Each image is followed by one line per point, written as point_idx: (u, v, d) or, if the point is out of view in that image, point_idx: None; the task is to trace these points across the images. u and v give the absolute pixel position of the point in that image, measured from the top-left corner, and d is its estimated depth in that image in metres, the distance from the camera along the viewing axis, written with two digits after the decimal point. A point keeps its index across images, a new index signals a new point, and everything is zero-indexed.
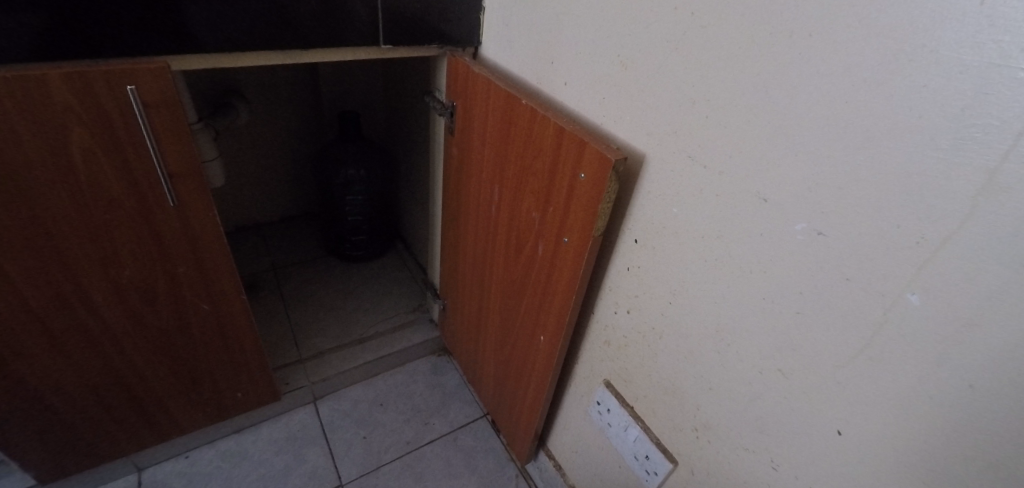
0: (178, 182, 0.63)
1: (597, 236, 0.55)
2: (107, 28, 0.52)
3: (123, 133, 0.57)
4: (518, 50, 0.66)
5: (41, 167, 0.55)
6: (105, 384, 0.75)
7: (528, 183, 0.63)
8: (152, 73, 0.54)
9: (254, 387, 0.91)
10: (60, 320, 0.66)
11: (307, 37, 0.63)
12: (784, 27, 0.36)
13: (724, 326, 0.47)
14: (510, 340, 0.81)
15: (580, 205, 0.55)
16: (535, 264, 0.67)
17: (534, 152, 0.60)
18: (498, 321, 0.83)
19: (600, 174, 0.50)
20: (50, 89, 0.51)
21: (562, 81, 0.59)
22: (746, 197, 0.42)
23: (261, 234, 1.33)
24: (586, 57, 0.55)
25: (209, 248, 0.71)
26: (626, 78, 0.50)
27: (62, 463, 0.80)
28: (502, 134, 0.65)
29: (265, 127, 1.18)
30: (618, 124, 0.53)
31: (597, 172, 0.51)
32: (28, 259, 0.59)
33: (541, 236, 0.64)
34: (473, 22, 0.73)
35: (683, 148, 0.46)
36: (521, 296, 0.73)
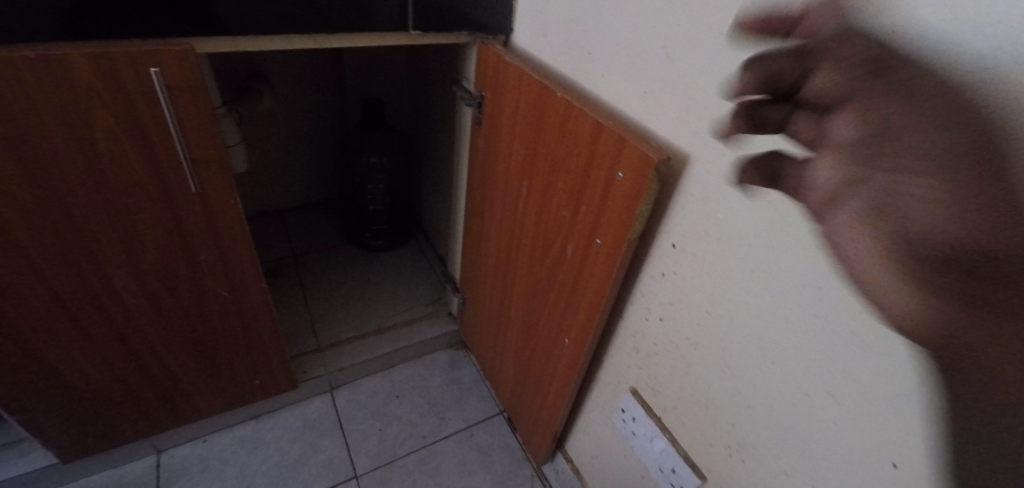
0: (201, 169, 0.62)
1: (633, 239, 0.52)
2: (130, 8, 0.51)
3: (146, 117, 0.55)
4: (554, 39, 0.63)
5: (64, 149, 0.54)
6: (125, 367, 0.75)
7: (558, 179, 0.60)
8: (176, 55, 0.52)
9: (272, 375, 0.91)
10: (84, 304, 0.66)
11: (335, 20, 0.60)
12: None
13: (767, 342, 0.44)
14: (532, 341, 0.79)
15: (615, 205, 0.52)
16: (563, 265, 0.65)
17: (567, 148, 0.57)
18: (521, 321, 0.81)
19: (640, 175, 0.47)
20: (74, 70, 0.50)
21: (599, 73, 0.56)
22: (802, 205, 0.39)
23: (283, 221, 1.32)
24: (627, 48, 0.52)
25: (231, 235, 0.70)
26: (671, 71, 0.47)
27: (82, 442, 0.80)
28: (533, 129, 0.63)
29: (289, 113, 1.17)
30: (660, 121, 0.50)
31: (637, 172, 0.48)
32: (53, 243, 0.59)
33: (570, 236, 0.61)
34: (506, 8, 0.70)
35: (733, 150, 0.43)
36: (545, 296, 0.71)
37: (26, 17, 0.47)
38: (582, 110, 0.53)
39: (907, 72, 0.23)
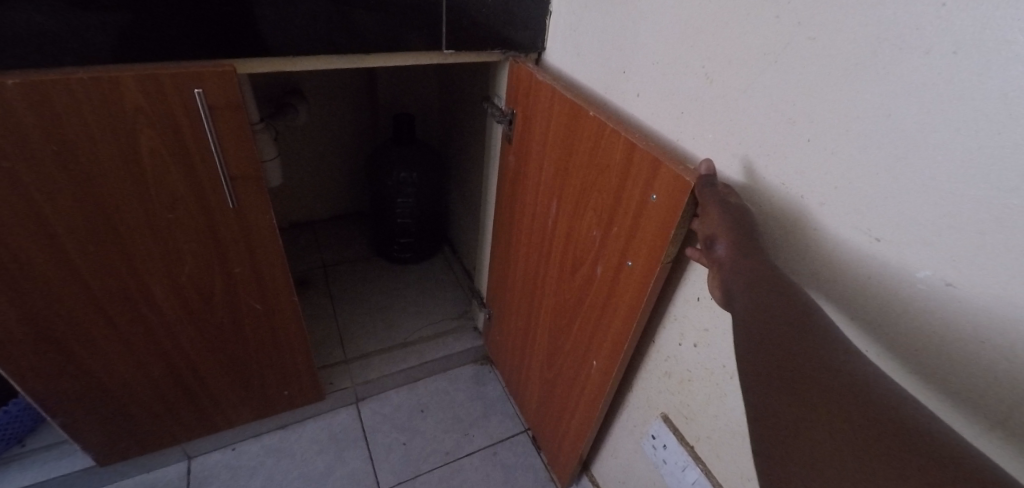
0: (238, 186, 0.63)
1: (666, 263, 0.50)
2: (175, 30, 0.52)
3: (188, 135, 0.57)
4: (587, 58, 0.62)
5: (110, 165, 0.56)
6: (160, 376, 0.77)
7: (589, 200, 0.60)
8: (219, 76, 0.54)
9: (300, 386, 0.92)
10: (124, 314, 0.68)
11: (370, 40, 0.61)
12: (920, 43, 0.31)
13: None
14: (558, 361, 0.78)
15: (648, 229, 0.51)
16: (593, 286, 0.63)
17: (598, 169, 0.56)
18: (548, 341, 0.80)
19: (675, 197, 0.46)
20: (123, 91, 0.52)
21: (633, 92, 0.56)
22: (852, 233, 0.37)
23: (315, 232, 1.35)
24: (663, 67, 0.51)
25: (265, 250, 0.71)
26: (709, 92, 0.46)
27: (118, 447, 0.82)
28: (566, 149, 0.62)
29: (323, 127, 1.20)
30: (696, 142, 0.48)
31: (672, 194, 0.46)
32: (98, 254, 0.61)
33: (600, 257, 0.61)
34: (539, 27, 0.70)
35: (776, 174, 0.41)
36: (574, 316, 0.70)
37: (78, 38, 0.49)
38: (615, 131, 0.52)
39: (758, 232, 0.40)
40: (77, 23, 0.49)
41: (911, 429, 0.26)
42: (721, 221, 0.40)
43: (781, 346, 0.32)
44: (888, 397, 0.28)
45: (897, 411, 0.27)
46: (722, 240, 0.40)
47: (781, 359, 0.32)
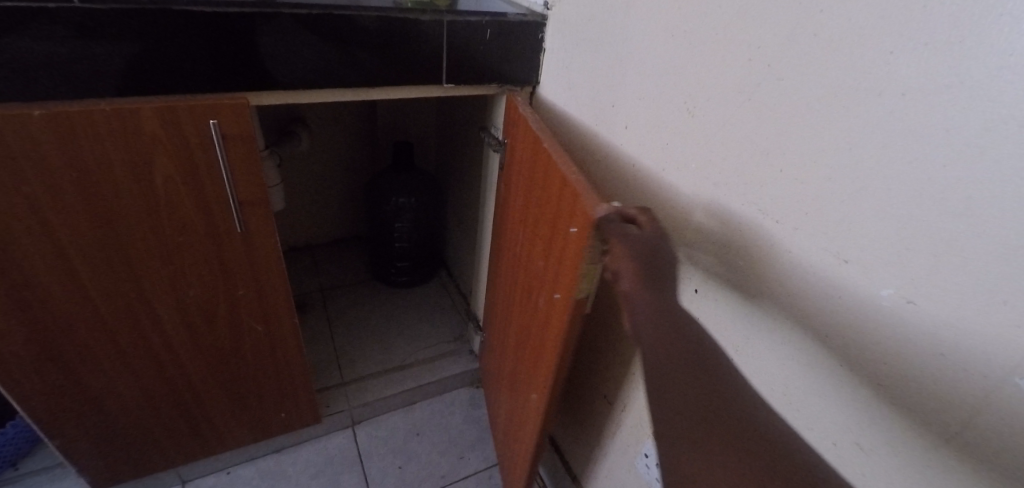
0: (246, 210, 0.66)
1: (582, 298, 0.52)
2: (193, 65, 0.56)
3: (201, 163, 0.60)
4: (578, 93, 0.67)
5: (126, 191, 0.58)
6: (159, 398, 0.78)
7: (540, 230, 0.62)
8: (233, 108, 0.57)
9: (297, 409, 0.93)
10: (128, 336, 0.69)
11: (375, 74, 0.65)
12: (874, 85, 0.35)
13: (791, 389, 0.46)
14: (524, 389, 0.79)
15: (569, 258, 0.52)
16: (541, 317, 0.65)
17: (546, 200, 0.59)
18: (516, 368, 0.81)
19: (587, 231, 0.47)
20: (141, 121, 0.55)
21: (621, 125, 0.59)
22: (823, 256, 0.40)
23: (313, 256, 1.37)
24: (649, 102, 0.54)
25: (268, 273, 0.73)
26: (693, 125, 0.49)
27: (114, 470, 0.82)
28: (530, 180, 0.65)
29: (324, 154, 1.24)
30: (680, 172, 0.52)
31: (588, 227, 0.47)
32: (107, 276, 0.63)
33: (542, 288, 0.63)
34: (533, 62, 0.74)
35: (754, 201, 0.45)
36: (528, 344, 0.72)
37: (92, 67, 0.52)
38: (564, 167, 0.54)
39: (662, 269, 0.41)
40: (94, 53, 0.52)
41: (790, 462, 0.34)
42: (624, 254, 0.41)
43: (701, 389, 0.37)
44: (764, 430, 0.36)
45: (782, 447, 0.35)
46: (628, 278, 0.41)
47: (701, 390, 0.37)
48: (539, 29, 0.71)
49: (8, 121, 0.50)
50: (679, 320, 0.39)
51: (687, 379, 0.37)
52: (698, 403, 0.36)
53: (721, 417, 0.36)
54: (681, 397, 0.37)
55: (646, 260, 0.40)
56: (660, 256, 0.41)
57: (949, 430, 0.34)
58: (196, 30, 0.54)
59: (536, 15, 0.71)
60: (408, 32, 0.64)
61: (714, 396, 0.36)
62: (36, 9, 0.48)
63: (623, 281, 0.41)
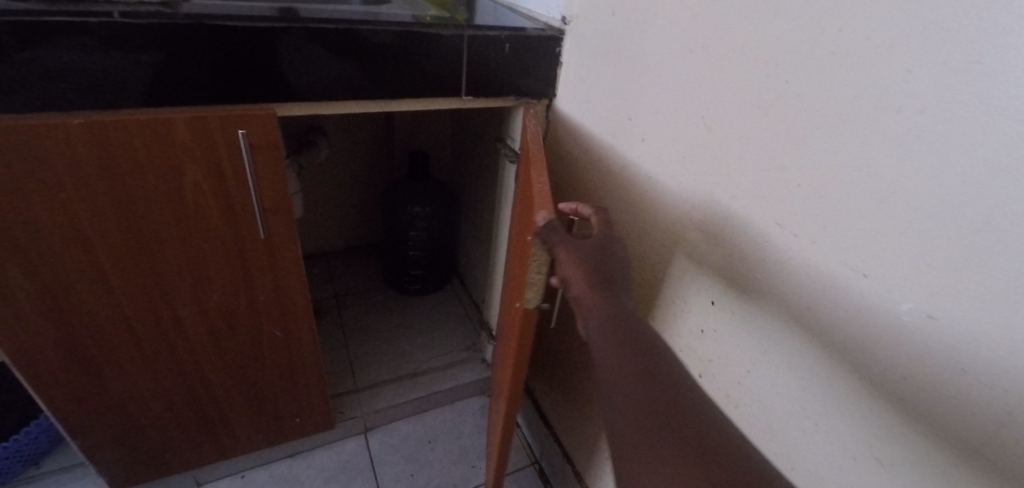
0: (269, 217, 0.68)
1: (532, 308, 0.53)
2: (223, 78, 0.58)
3: (228, 171, 0.62)
4: (595, 106, 0.68)
5: (156, 197, 0.60)
6: (179, 400, 0.79)
7: (517, 244, 0.65)
8: (260, 119, 0.59)
9: (312, 414, 0.94)
10: (151, 339, 0.71)
11: (397, 86, 0.67)
12: (894, 102, 0.35)
13: (807, 402, 0.46)
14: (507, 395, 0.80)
15: (524, 269, 0.54)
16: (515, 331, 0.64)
17: (522, 215, 0.62)
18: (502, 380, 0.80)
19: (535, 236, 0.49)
20: (173, 131, 0.57)
21: (638, 137, 0.60)
22: (842, 269, 0.40)
23: (328, 263, 1.39)
24: (665, 116, 0.55)
25: (289, 279, 0.75)
26: (709, 139, 0.50)
27: (133, 472, 0.84)
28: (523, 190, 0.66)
29: (340, 163, 1.26)
30: (697, 184, 0.53)
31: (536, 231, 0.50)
32: (134, 280, 0.65)
33: (512, 300, 0.65)
34: (551, 75, 0.76)
35: (771, 215, 0.45)
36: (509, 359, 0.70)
37: (120, 78, 0.53)
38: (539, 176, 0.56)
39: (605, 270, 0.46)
40: (122, 64, 0.53)
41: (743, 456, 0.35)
42: (571, 259, 0.45)
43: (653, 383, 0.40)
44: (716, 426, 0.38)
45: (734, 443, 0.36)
46: (576, 279, 0.45)
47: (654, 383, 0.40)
48: (556, 44, 0.73)
49: (47, 130, 0.52)
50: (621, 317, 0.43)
51: (636, 374, 0.40)
52: (648, 398, 0.39)
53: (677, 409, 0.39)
54: (633, 392, 0.39)
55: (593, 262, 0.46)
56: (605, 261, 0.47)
57: (967, 444, 0.35)
58: (225, 43, 0.56)
59: (554, 30, 0.72)
60: (429, 46, 0.66)
61: (661, 389, 0.39)
62: (70, 21, 0.49)
63: (570, 283, 0.45)
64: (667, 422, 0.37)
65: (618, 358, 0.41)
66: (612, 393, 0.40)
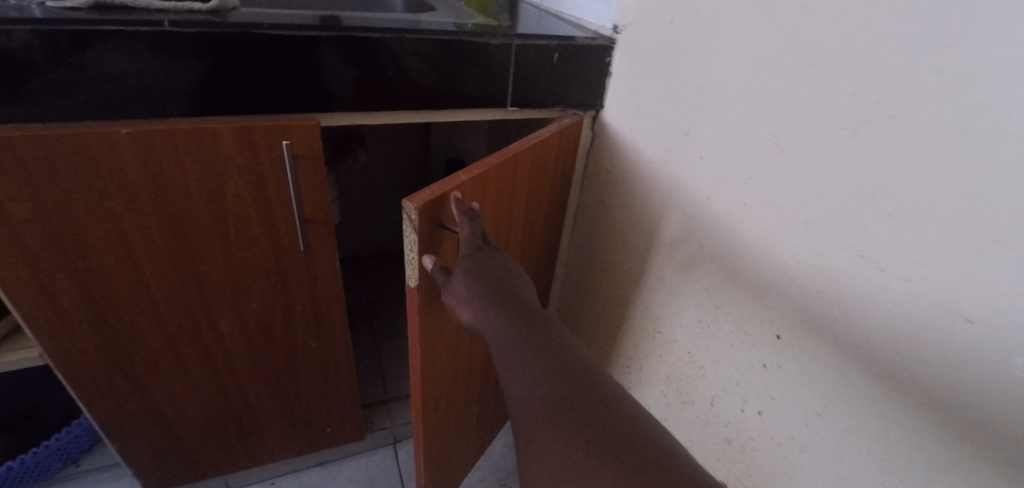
0: (309, 229, 0.67)
1: (415, 288, 0.50)
2: (268, 88, 0.57)
3: (270, 180, 0.61)
4: (647, 119, 0.64)
5: (199, 207, 0.60)
6: (215, 407, 0.79)
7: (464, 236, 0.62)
8: (304, 129, 0.58)
9: (343, 425, 0.93)
10: (189, 346, 0.71)
11: (441, 98, 0.65)
12: (1015, 129, 0.31)
13: (890, 454, 0.41)
14: (459, 396, 0.74)
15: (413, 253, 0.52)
16: (444, 327, 0.59)
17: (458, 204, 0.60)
18: (466, 382, 0.74)
19: (423, 225, 0.46)
20: (218, 140, 0.56)
21: (696, 154, 0.56)
22: (940, 312, 0.36)
23: (360, 268, 1.38)
24: (730, 133, 0.51)
25: (325, 289, 0.74)
26: (782, 160, 0.46)
27: (167, 476, 0.84)
28: (499, 194, 0.59)
29: (375, 168, 1.25)
30: (765, 208, 0.49)
31: (429, 220, 0.46)
32: (174, 289, 0.65)
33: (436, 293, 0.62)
34: (599, 86, 0.72)
35: (853, 245, 0.41)
36: (450, 355, 0.65)
37: (166, 87, 0.53)
38: (473, 177, 0.51)
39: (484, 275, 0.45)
40: (166, 71, 0.52)
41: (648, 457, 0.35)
42: (455, 298, 0.45)
43: (548, 368, 0.41)
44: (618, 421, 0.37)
45: (639, 443, 0.35)
46: (464, 308, 0.44)
47: (553, 369, 0.41)
48: (607, 54, 0.70)
49: (97, 139, 0.52)
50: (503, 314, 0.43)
51: (530, 357, 0.42)
52: (543, 381, 0.40)
53: (569, 392, 0.39)
54: (532, 377, 0.41)
55: (480, 281, 0.44)
56: (485, 269, 0.45)
57: None
58: (271, 52, 0.55)
59: (604, 39, 0.69)
60: (475, 55, 0.64)
61: (553, 370, 0.41)
62: (117, 29, 0.49)
63: (459, 313, 0.45)
64: (562, 404, 0.38)
65: (523, 372, 0.41)
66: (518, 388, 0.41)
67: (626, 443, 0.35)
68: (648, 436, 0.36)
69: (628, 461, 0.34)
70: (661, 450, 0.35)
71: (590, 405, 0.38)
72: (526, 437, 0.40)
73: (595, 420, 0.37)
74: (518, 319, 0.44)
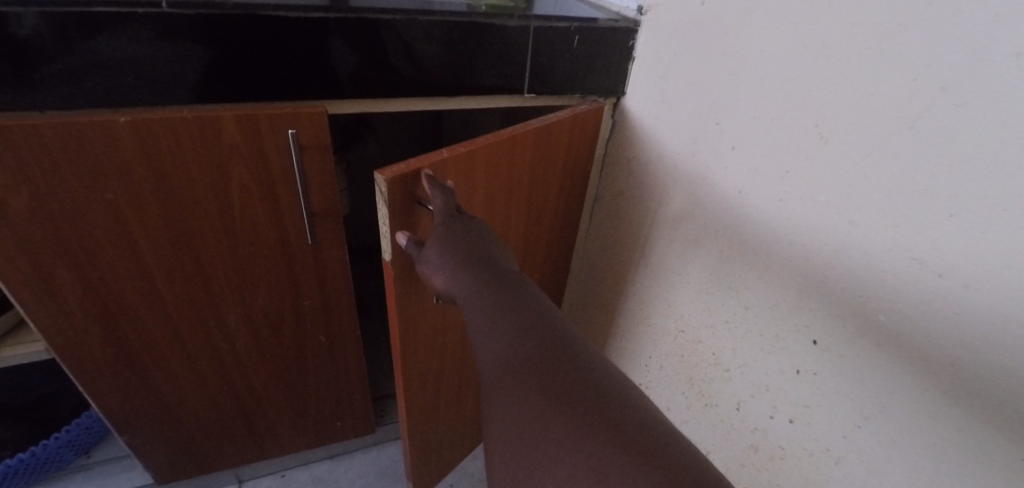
0: (318, 222, 0.65)
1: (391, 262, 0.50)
2: (274, 74, 0.54)
3: (276, 171, 0.59)
4: (673, 105, 0.60)
5: (204, 199, 0.58)
6: (223, 401, 0.78)
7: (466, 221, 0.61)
8: (311, 117, 0.56)
9: (353, 419, 0.91)
10: (196, 340, 0.69)
11: (455, 83, 0.62)
12: None
13: (938, 473, 0.39)
14: (447, 380, 0.74)
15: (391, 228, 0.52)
16: (425, 306, 0.60)
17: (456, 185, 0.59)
18: (456, 367, 0.74)
19: (394, 198, 0.46)
20: (222, 129, 0.53)
21: (727, 144, 0.53)
22: (1006, 323, 0.33)
23: (369, 258, 1.36)
24: (766, 122, 0.48)
25: (334, 283, 0.72)
26: (826, 153, 0.43)
27: (177, 468, 0.83)
28: (492, 177, 0.58)
29: (384, 156, 1.22)
30: (805, 204, 0.45)
31: (402, 193, 0.46)
32: (178, 282, 0.63)
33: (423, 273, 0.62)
34: (621, 71, 0.68)
35: (905, 246, 0.38)
36: (435, 336, 0.66)
37: (168, 73, 0.50)
38: (457, 155, 0.50)
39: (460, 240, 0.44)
40: (168, 58, 0.49)
41: (620, 415, 0.31)
42: (430, 264, 0.44)
43: (521, 328, 0.38)
44: (590, 380, 0.34)
45: (610, 401, 0.32)
46: (438, 274, 0.43)
47: (524, 330, 0.38)
48: (630, 37, 0.66)
49: (94, 128, 0.49)
50: (477, 278, 0.42)
51: (501, 318, 0.39)
52: (511, 341, 0.37)
53: (539, 350, 0.36)
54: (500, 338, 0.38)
55: (452, 246, 0.44)
56: (462, 236, 0.44)
57: None
58: (278, 37, 0.52)
59: (628, 21, 0.65)
60: (491, 39, 0.60)
61: (525, 329, 0.38)
62: (114, 11, 0.45)
63: (433, 282, 0.44)
64: (531, 362, 0.36)
65: (490, 333, 0.38)
66: (486, 351, 0.38)
67: (596, 400, 0.32)
68: (625, 396, 0.33)
69: (596, 417, 0.31)
70: (637, 410, 0.32)
71: (561, 364, 0.35)
72: (489, 400, 0.37)
73: (563, 378, 0.34)
74: (493, 282, 0.41)
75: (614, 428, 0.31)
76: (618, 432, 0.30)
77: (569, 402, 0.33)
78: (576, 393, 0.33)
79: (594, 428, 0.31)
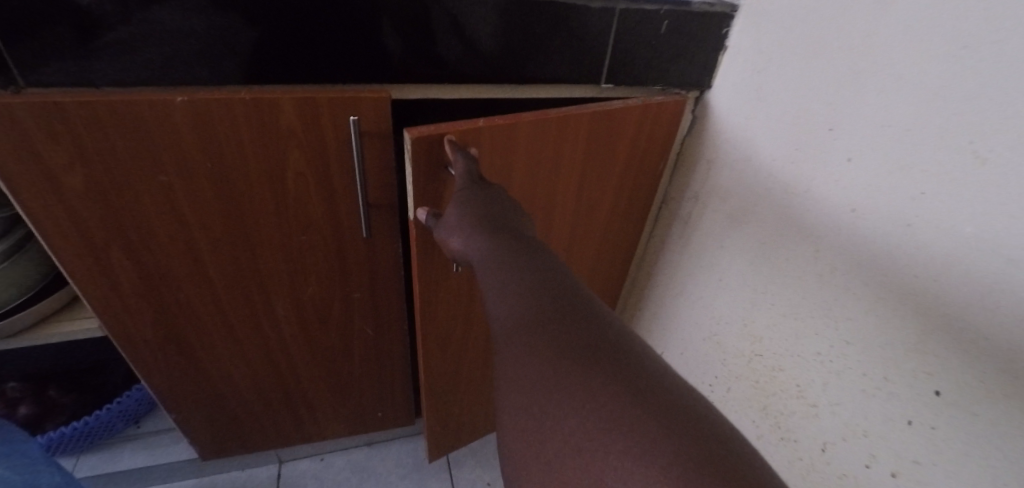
0: (372, 212, 0.61)
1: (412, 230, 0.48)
2: (336, 55, 0.50)
3: (334, 158, 0.55)
4: (772, 103, 0.53)
5: (259, 184, 0.55)
6: (267, 384, 0.77)
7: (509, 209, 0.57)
8: (374, 102, 0.51)
9: (393, 410, 0.90)
10: (243, 324, 0.68)
11: (526, 69, 0.56)
12: None
13: None
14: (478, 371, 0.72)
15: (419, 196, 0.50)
16: (448, 286, 0.58)
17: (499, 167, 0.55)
18: (485, 356, 0.72)
19: (418, 161, 0.43)
20: (280, 112, 0.50)
21: (841, 155, 0.46)
22: None
23: None
24: (898, 133, 0.41)
25: (384, 275, 0.69)
26: (981, 176, 0.36)
27: (220, 446, 0.83)
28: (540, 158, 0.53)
29: None
30: (942, 233, 0.39)
31: (427, 157, 0.44)
32: (228, 265, 0.61)
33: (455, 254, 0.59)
34: (710, 62, 0.61)
35: None
36: (460, 319, 0.64)
37: (227, 50, 0.47)
38: (494, 127, 0.46)
39: (485, 203, 0.39)
40: (229, 34, 0.46)
41: (659, 395, 0.26)
42: (448, 224, 0.39)
43: (544, 291, 0.32)
44: (623, 353, 0.28)
45: (647, 379, 0.27)
46: (454, 235, 0.38)
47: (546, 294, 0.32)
48: (725, 23, 0.58)
49: (150, 107, 0.46)
50: (496, 238, 0.36)
51: (519, 281, 0.33)
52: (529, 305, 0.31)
53: (562, 317, 0.30)
54: (514, 302, 0.32)
55: (475, 209, 0.39)
56: (494, 205, 0.39)
57: None
58: (343, 13, 0.48)
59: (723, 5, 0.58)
60: (571, 21, 0.54)
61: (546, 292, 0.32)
62: None
63: (450, 243, 0.39)
64: (551, 329, 0.30)
65: (504, 297, 0.33)
66: (497, 317, 0.33)
67: (630, 375, 0.27)
68: (661, 373, 0.28)
69: (629, 394, 0.26)
70: (681, 392, 0.27)
71: (587, 332, 0.29)
72: (501, 374, 0.31)
73: (590, 349, 0.28)
74: (516, 244, 0.36)
75: (652, 408, 0.25)
76: (665, 425, 0.25)
77: (596, 375, 0.27)
78: (604, 365, 0.27)
79: (628, 407, 0.25)
